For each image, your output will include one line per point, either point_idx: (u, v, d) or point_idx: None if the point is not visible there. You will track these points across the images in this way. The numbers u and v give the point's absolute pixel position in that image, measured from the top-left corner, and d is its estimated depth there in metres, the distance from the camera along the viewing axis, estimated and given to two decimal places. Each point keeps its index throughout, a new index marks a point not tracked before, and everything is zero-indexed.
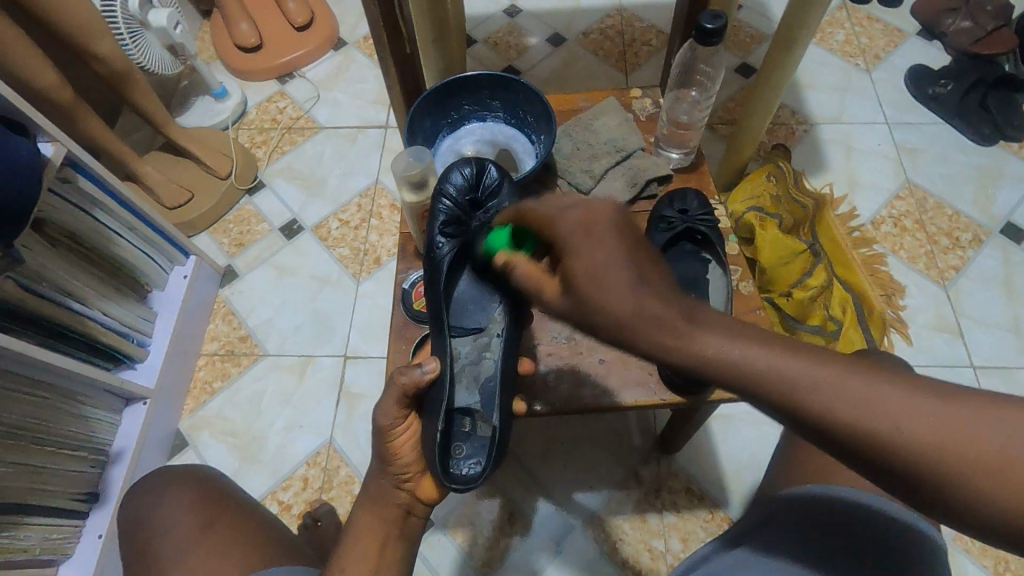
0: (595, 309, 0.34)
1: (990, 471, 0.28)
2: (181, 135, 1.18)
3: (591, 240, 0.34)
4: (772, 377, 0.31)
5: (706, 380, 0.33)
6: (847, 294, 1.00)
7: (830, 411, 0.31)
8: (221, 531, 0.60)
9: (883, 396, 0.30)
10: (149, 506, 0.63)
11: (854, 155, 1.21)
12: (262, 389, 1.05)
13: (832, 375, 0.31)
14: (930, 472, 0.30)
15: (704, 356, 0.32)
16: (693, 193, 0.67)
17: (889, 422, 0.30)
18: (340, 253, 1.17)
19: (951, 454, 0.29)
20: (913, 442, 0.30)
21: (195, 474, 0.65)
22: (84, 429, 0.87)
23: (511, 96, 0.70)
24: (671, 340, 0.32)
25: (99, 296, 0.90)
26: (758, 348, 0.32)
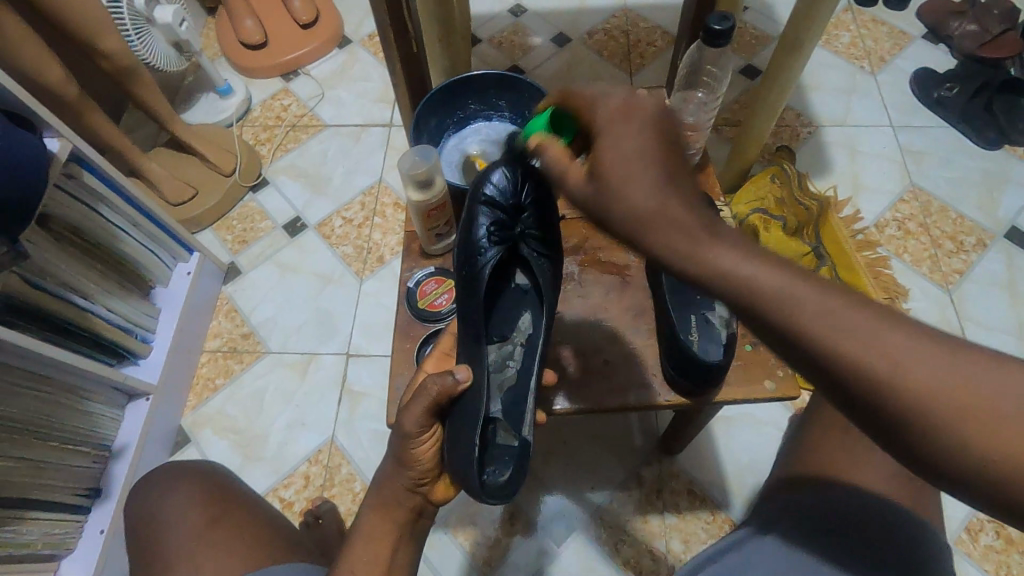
0: (614, 203, 0.36)
1: (984, 426, 0.29)
2: (185, 131, 1.18)
3: (624, 128, 0.37)
4: (779, 303, 0.32)
5: (720, 297, 0.34)
6: None
7: (831, 339, 0.31)
8: (226, 526, 0.60)
9: (887, 340, 0.30)
10: (152, 501, 0.63)
11: (858, 158, 1.21)
12: (264, 386, 1.05)
13: (835, 308, 0.32)
14: (913, 413, 0.30)
15: (719, 261, 0.33)
16: None
17: (891, 364, 0.30)
18: (344, 251, 1.17)
19: (952, 403, 0.29)
20: (904, 382, 0.30)
21: (201, 471, 0.65)
22: (87, 424, 0.87)
23: (516, 95, 0.70)
24: (684, 243, 0.34)
25: (102, 291, 0.89)
26: (775, 270, 0.33)
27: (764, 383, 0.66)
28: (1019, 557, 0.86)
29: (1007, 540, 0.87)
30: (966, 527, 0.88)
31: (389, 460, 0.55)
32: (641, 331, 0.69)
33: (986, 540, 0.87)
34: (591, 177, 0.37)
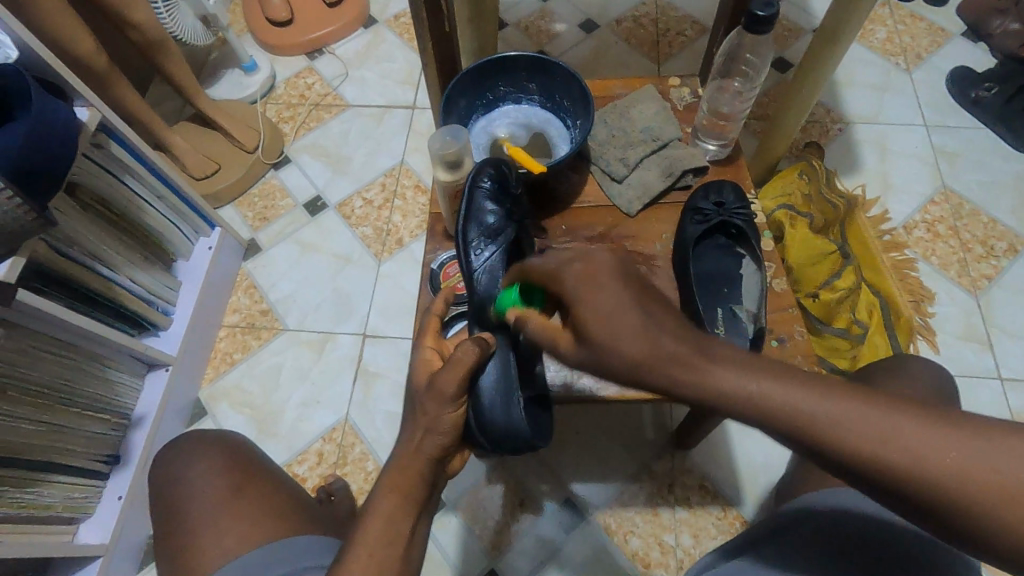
0: (610, 353, 0.36)
1: (1013, 500, 0.30)
2: (210, 106, 1.18)
3: (596, 288, 0.37)
4: (796, 416, 0.32)
5: (729, 416, 0.34)
6: (874, 299, 0.99)
7: (851, 445, 0.32)
8: (248, 497, 0.61)
9: (903, 432, 0.31)
10: (175, 469, 0.63)
11: (888, 157, 1.19)
12: (281, 363, 1.06)
13: (839, 412, 0.32)
14: (932, 493, 0.31)
15: (727, 386, 0.33)
16: (730, 185, 0.65)
17: (910, 454, 0.31)
18: (363, 232, 1.17)
19: (982, 486, 0.30)
20: (927, 465, 0.31)
21: (221, 441, 0.66)
22: (108, 392, 0.88)
23: (548, 79, 0.69)
24: (687, 374, 0.34)
25: (126, 262, 0.90)
26: (782, 383, 0.33)
27: None
28: None
29: None
30: None
31: (412, 425, 0.51)
32: None
33: None
34: (583, 339, 0.38)
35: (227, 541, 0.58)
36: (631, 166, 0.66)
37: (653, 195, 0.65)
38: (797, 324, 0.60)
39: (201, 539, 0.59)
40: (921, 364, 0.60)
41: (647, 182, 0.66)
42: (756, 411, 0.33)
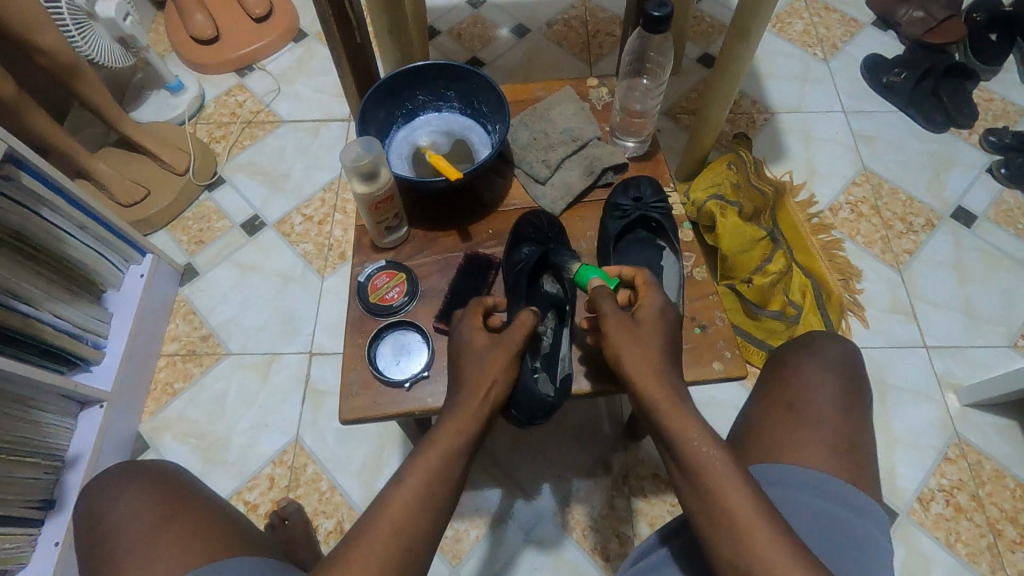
0: (639, 342, 0.52)
1: (778, 549, 0.40)
2: (134, 129, 1.14)
3: (661, 308, 0.55)
4: (743, 521, 0.42)
5: (660, 423, 0.48)
6: (806, 280, 1.03)
7: (707, 472, 0.44)
8: (182, 522, 0.59)
9: (737, 482, 0.44)
10: (100, 505, 0.61)
11: (812, 143, 1.24)
12: (225, 389, 1.03)
13: (718, 455, 0.45)
14: (739, 528, 0.42)
15: (719, 485, 0.44)
16: (648, 180, 0.67)
17: (738, 495, 0.43)
18: (304, 249, 1.16)
19: (764, 529, 0.41)
20: (740, 502, 0.43)
21: (151, 471, 0.63)
22: (38, 434, 0.84)
23: (465, 86, 0.68)
24: (660, 395, 0.49)
25: (48, 297, 0.87)
26: (754, 500, 0.43)
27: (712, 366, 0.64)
28: (967, 524, 0.90)
29: (956, 508, 0.91)
30: (917, 497, 0.91)
31: (422, 449, 0.47)
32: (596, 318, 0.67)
33: (937, 509, 0.91)
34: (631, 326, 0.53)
35: (162, 569, 0.56)
36: (553, 166, 0.67)
37: (575, 194, 0.66)
38: (717, 310, 0.61)
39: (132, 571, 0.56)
40: (832, 339, 0.62)
41: (569, 182, 0.66)
42: (673, 428, 0.47)
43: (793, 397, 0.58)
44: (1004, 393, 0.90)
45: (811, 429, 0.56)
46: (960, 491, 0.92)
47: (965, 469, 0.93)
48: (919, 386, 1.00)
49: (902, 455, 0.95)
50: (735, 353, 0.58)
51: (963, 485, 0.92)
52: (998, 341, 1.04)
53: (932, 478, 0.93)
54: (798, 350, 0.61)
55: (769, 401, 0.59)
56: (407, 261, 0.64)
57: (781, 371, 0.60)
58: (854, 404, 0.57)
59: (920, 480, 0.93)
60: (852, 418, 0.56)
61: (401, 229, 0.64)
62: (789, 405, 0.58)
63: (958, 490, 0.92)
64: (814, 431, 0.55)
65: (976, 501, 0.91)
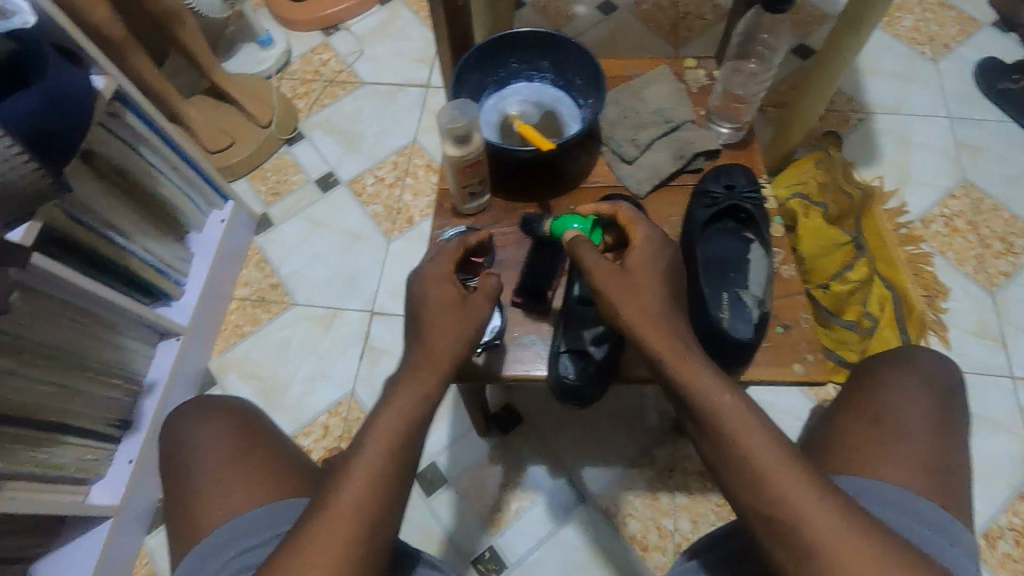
0: (635, 293, 0.51)
1: (839, 537, 0.40)
2: (225, 79, 1.18)
3: (651, 252, 0.53)
4: (803, 509, 0.41)
5: (697, 406, 0.46)
6: (886, 292, 0.98)
7: (758, 460, 0.43)
8: (254, 458, 0.62)
9: (792, 471, 0.43)
10: (179, 432, 0.65)
11: (909, 149, 1.16)
12: (289, 337, 1.07)
13: (768, 441, 0.44)
14: (799, 519, 0.41)
15: (769, 472, 0.43)
16: (742, 170, 0.64)
17: (793, 483, 0.42)
18: (374, 210, 1.18)
19: (824, 519, 0.41)
20: (797, 491, 0.42)
21: (228, 405, 0.67)
22: (120, 358, 0.90)
23: (561, 56, 0.67)
24: (695, 374, 0.47)
25: (139, 232, 0.91)
26: (810, 486, 0.42)
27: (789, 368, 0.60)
28: None
29: None
30: (984, 533, 0.86)
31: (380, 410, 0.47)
32: None
33: (1004, 547, 0.85)
34: (618, 277, 0.52)
35: (233, 500, 0.59)
36: (642, 147, 0.65)
37: (663, 177, 0.64)
38: (804, 311, 0.59)
39: (208, 497, 0.60)
40: (927, 354, 0.59)
41: (657, 164, 0.64)
42: (714, 413, 0.45)
43: (882, 410, 0.55)
44: None
45: (899, 445, 0.53)
46: None
47: None
48: (999, 417, 0.94)
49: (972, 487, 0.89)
50: (818, 357, 0.56)
51: None
52: None
53: (1002, 515, 0.88)
54: (888, 362, 0.58)
55: (852, 410, 0.57)
56: (486, 229, 0.64)
57: (869, 381, 0.58)
58: (947, 425, 0.54)
59: (989, 516, 0.87)
60: (944, 439, 0.54)
61: (484, 197, 0.64)
62: (875, 418, 0.55)
63: None
64: (903, 449, 0.53)
65: None
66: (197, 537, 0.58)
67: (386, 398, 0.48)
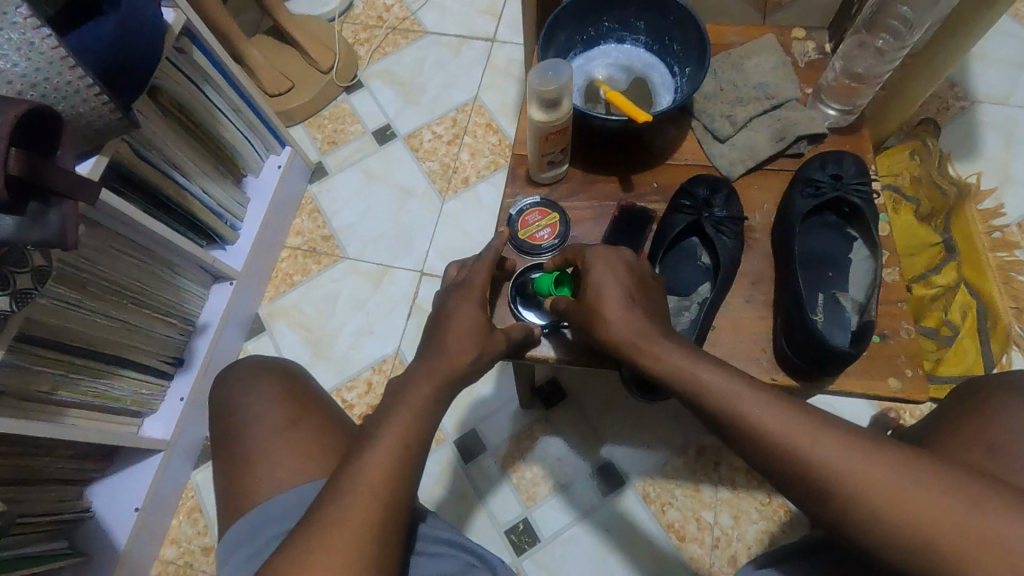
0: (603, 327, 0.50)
1: (890, 501, 0.38)
2: (288, 20, 1.15)
3: (605, 273, 0.52)
4: (846, 480, 0.39)
5: (709, 409, 0.45)
6: (971, 301, 0.91)
7: (782, 443, 0.42)
8: (308, 430, 0.62)
9: (818, 445, 0.41)
10: (236, 392, 0.65)
11: (1015, 145, 1.06)
12: (338, 290, 1.07)
13: (784, 419, 0.42)
14: (847, 494, 0.39)
15: (797, 448, 0.41)
16: (852, 157, 0.58)
17: (824, 460, 0.40)
18: (430, 167, 1.15)
19: (870, 485, 0.39)
20: (832, 466, 0.40)
21: (280, 373, 0.66)
22: (177, 297, 0.91)
23: (660, 17, 0.61)
24: (693, 373, 0.46)
25: (200, 173, 0.91)
26: (845, 451, 0.40)
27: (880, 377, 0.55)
28: None
29: None
30: None
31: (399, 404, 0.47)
32: None
33: None
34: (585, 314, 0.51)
35: (287, 471, 0.59)
36: (738, 124, 0.60)
37: (759, 159, 0.59)
38: (905, 321, 0.55)
39: (257, 468, 0.60)
40: None
41: (754, 145, 0.59)
42: (724, 411, 0.44)
43: (995, 439, 0.49)
44: None
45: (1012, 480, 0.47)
46: None
47: None
48: None
49: None
50: (917, 373, 0.52)
51: None
52: None
53: None
54: (1009, 383, 0.51)
55: (958, 435, 0.50)
56: (561, 201, 0.61)
57: (980, 405, 0.51)
58: None
59: None
60: None
61: (562, 166, 0.60)
62: (990, 447, 0.49)
63: None
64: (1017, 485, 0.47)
65: None
66: (245, 506, 0.59)
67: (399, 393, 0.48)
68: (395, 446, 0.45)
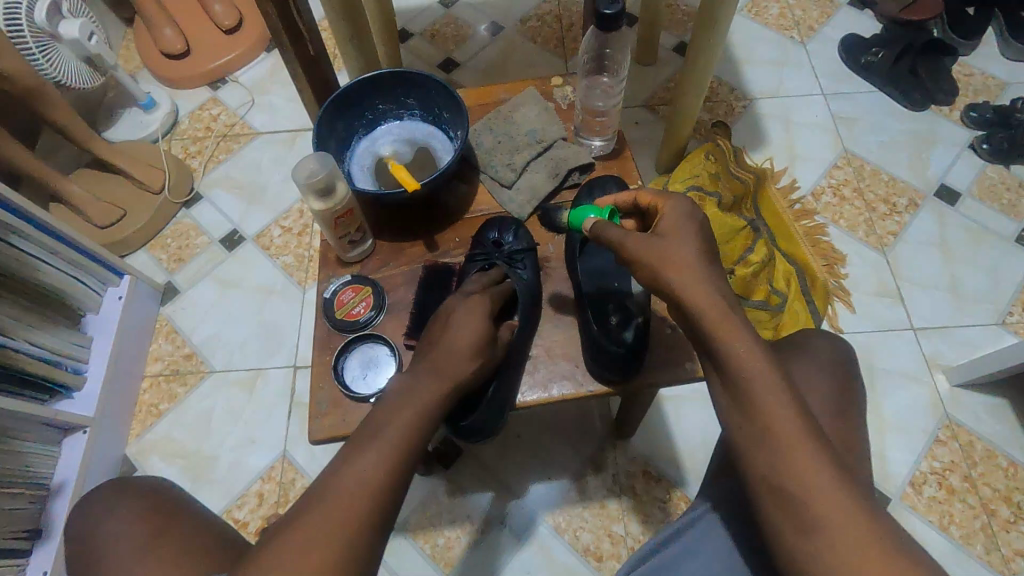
0: (669, 286, 0.48)
1: (852, 530, 0.39)
2: (107, 150, 1.13)
3: (682, 233, 0.51)
4: (816, 498, 0.40)
5: (732, 386, 0.45)
6: (789, 268, 1.02)
7: (782, 435, 0.42)
8: (176, 536, 0.57)
9: (807, 457, 0.41)
10: (94, 516, 0.59)
11: (791, 128, 1.23)
12: (210, 407, 1.03)
13: (790, 420, 0.43)
14: (815, 509, 0.40)
15: (793, 455, 0.42)
16: (614, 180, 0.65)
17: (807, 468, 0.41)
18: (284, 261, 1.15)
19: (839, 510, 0.39)
20: (808, 478, 0.41)
21: (150, 491, 0.61)
22: (21, 466, 0.83)
23: (424, 92, 0.67)
24: (731, 355, 0.45)
25: (25, 327, 0.86)
26: (832, 474, 0.41)
27: (688, 363, 0.61)
28: (961, 506, 0.89)
29: (949, 490, 0.90)
30: (909, 481, 0.91)
31: (368, 447, 0.44)
32: (564, 321, 0.64)
33: (929, 492, 0.90)
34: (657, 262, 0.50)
35: None
36: (518, 170, 0.67)
37: (541, 198, 0.66)
38: None
39: None
40: (823, 337, 0.61)
41: (535, 185, 0.67)
42: (745, 391, 0.45)
43: None
44: (992, 372, 0.90)
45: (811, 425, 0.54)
46: (953, 473, 0.91)
47: (956, 450, 0.93)
48: (907, 369, 0.99)
49: (894, 439, 0.94)
50: None
51: (955, 467, 0.92)
52: (986, 319, 1.03)
53: (923, 461, 0.92)
54: (795, 353, 0.59)
55: None
56: (374, 274, 0.65)
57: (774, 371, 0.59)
58: (860, 408, 0.56)
59: (912, 464, 0.92)
60: (854, 419, 0.55)
61: (365, 243, 0.64)
62: None
63: (951, 472, 0.91)
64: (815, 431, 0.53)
65: (968, 483, 0.90)
66: None
67: (370, 434, 0.45)
68: (343, 517, 0.40)
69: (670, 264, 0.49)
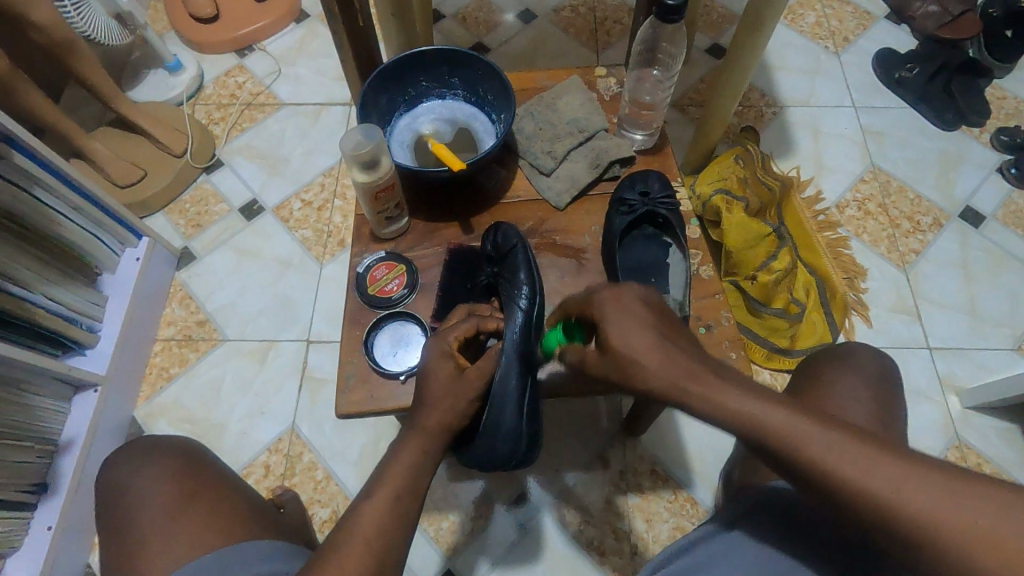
0: (624, 358, 0.44)
1: (972, 532, 0.33)
2: (132, 109, 1.12)
3: (616, 293, 0.47)
4: (909, 509, 0.35)
5: (749, 442, 0.40)
6: (810, 278, 1.02)
7: (828, 468, 0.37)
8: (206, 500, 0.58)
9: (871, 475, 0.36)
10: (124, 473, 0.60)
11: (820, 138, 1.22)
12: (221, 375, 1.02)
13: (831, 442, 0.38)
14: (916, 527, 0.34)
15: (855, 476, 0.36)
16: (656, 175, 0.66)
17: (880, 487, 0.35)
18: (303, 235, 1.14)
19: (940, 517, 0.34)
20: (891, 501, 0.35)
21: (194, 451, 0.63)
22: (32, 419, 0.83)
23: (469, 73, 0.67)
24: (724, 405, 0.41)
25: (43, 280, 0.85)
26: (909, 470, 0.36)
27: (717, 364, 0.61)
28: None
29: None
30: None
31: (368, 494, 0.46)
32: None
33: None
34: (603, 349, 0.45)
35: (183, 545, 0.55)
36: (558, 158, 0.66)
37: (580, 186, 0.65)
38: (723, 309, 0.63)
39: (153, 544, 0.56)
40: (866, 351, 0.61)
41: (574, 174, 0.66)
42: (764, 439, 0.39)
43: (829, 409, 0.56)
44: (1007, 397, 0.90)
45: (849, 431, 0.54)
46: None
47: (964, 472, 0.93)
48: (920, 387, 0.99)
49: None
50: (739, 354, 0.60)
51: None
52: (1002, 343, 1.03)
53: None
54: (835, 364, 0.59)
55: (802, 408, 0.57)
56: (407, 253, 0.65)
57: (812, 382, 0.59)
58: (898, 415, 0.56)
59: None
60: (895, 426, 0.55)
61: (401, 220, 0.64)
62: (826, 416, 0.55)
63: None
64: None
65: None
66: None
67: (372, 484, 0.47)
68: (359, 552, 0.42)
69: (615, 335, 0.44)
